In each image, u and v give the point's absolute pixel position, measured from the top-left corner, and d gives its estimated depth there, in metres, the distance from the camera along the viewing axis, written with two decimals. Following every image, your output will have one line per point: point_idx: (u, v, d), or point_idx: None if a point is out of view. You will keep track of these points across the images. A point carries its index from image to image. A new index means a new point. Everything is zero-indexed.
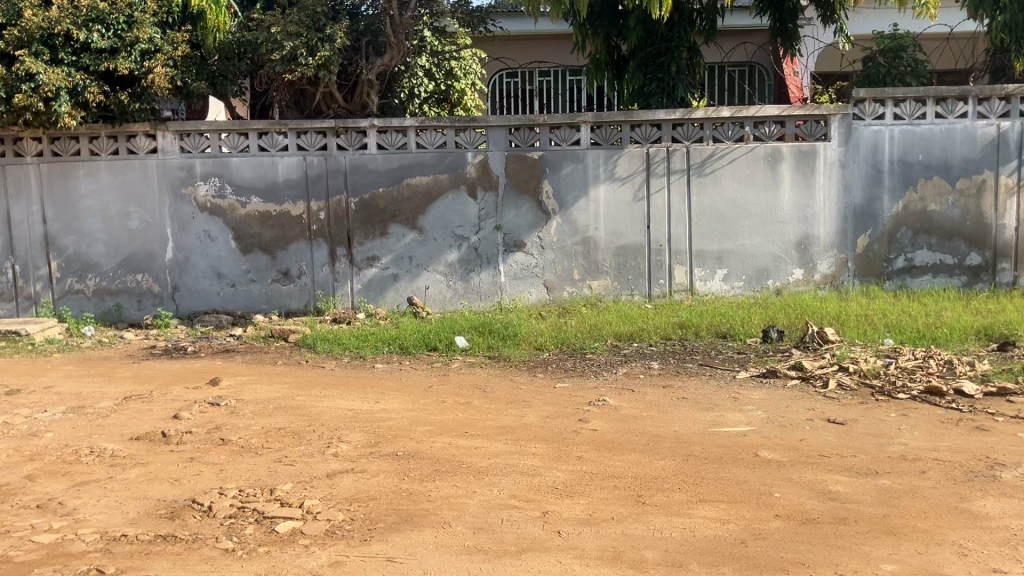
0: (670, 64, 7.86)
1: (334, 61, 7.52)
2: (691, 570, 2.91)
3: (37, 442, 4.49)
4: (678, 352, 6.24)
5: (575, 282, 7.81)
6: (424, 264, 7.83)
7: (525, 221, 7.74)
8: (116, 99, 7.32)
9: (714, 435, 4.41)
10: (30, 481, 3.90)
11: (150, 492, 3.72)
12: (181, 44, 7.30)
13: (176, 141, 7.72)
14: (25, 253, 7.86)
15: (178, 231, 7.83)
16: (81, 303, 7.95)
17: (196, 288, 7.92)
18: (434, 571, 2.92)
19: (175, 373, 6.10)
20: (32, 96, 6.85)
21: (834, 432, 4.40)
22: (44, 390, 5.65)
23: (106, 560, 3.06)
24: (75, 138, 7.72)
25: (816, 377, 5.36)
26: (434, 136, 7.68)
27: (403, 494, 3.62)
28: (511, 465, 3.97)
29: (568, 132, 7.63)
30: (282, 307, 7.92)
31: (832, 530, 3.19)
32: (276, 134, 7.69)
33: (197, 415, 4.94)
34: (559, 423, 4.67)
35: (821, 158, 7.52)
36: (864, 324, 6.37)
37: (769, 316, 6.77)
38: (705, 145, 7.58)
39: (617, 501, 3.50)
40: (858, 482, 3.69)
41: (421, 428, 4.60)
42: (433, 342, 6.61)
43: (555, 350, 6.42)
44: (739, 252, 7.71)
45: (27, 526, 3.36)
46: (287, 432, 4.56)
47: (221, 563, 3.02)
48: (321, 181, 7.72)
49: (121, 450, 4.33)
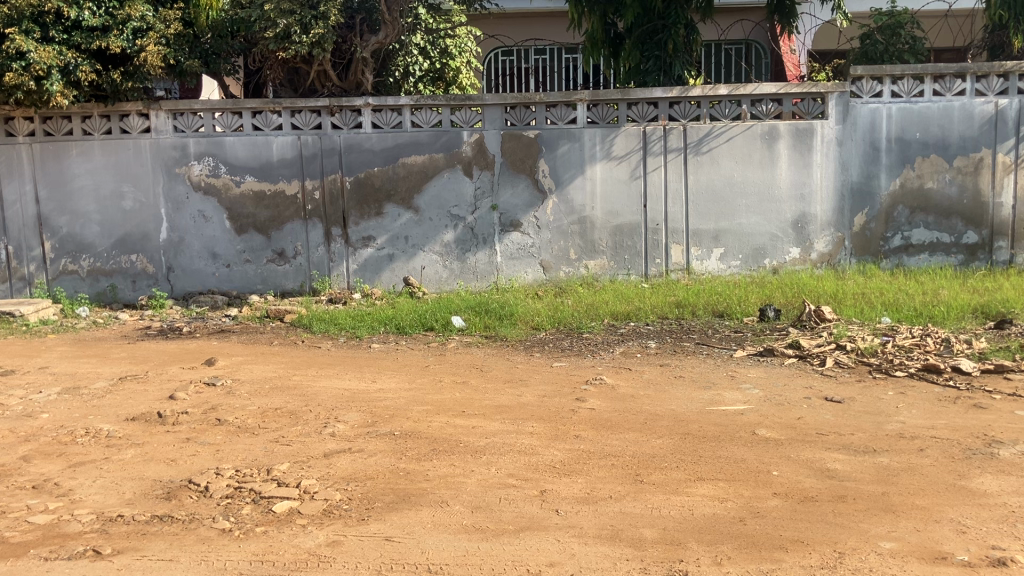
0: (667, 42, 7.82)
1: (328, 39, 7.45)
2: (689, 548, 2.90)
3: (32, 423, 4.46)
4: (675, 331, 6.22)
5: (571, 262, 7.78)
6: (420, 244, 7.79)
7: (522, 201, 7.70)
8: (108, 77, 7.26)
9: (711, 413, 4.41)
10: (25, 462, 3.88)
11: (146, 472, 3.71)
12: (172, 22, 7.27)
13: (170, 120, 7.64)
14: (18, 234, 7.81)
15: (172, 210, 7.78)
16: (76, 284, 7.91)
17: (191, 269, 7.89)
18: (433, 551, 2.91)
19: (170, 354, 6.06)
20: (22, 75, 6.77)
21: (833, 411, 4.40)
22: (39, 371, 5.63)
23: (102, 541, 3.05)
24: (67, 117, 7.65)
25: (813, 355, 5.36)
26: (429, 115, 7.62)
27: (400, 473, 3.61)
28: (509, 445, 3.96)
29: (565, 110, 7.58)
30: (277, 288, 7.89)
31: (830, 508, 3.19)
32: (269, 114, 7.63)
33: (193, 395, 4.92)
34: (556, 402, 4.67)
35: (818, 136, 7.49)
36: (861, 303, 6.36)
37: (766, 295, 6.75)
38: (702, 124, 7.54)
39: (615, 480, 3.50)
40: (856, 460, 3.68)
41: (419, 408, 4.58)
42: (429, 322, 6.58)
43: (552, 329, 6.41)
44: (735, 231, 7.68)
45: (23, 507, 3.35)
46: (283, 412, 4.54)
47: (219, 543, 3.01)
48: (315, 160, 7.66)
49: (117, 430, 4.31)
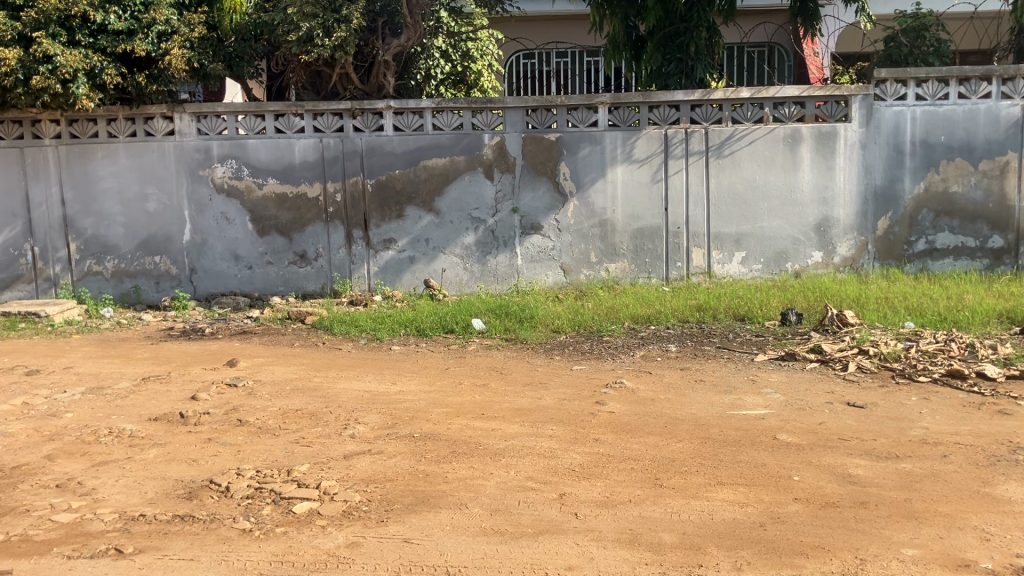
0: (689, 45, 7.78)
1: (350, 42, 7.49)
2: (708, 553, 2.89)
3: (56, 422, 4.51)
4: (696, 335, 6.20)
5: (591, 265, 7.77)
6: (441, 246, 7.81)
7: (542, 203, 7.70)
8: (133, 80, 7.32)
9: (732, 418, 4.38)
10: (49, 461, 3.92)
11: (168, 472, 3.73)
12: (197, 26, 7.32)
13: (193, 123, 7.70)
14: (44, 235, 7.90)
15: (195, 212, 7.84)
16: (100, 285, 7.99)
17: (214, 270, 7.95)
18: (452, 554, 2.91)
19: (192, 355, 6.10)
20: (49, 78, 6.85)
21: (855, 416, 4.37)
22: (63, 371, 5.69)
23: (124, 540, 3.08)
24: (93, 121, 7.74)
25: (835, 360, 5.32)
26: (450, 118, 7.63)
27: (419, 475, 3.62)
28: (528, 448, 3.96)
29: (586, 113, 7.57)
30: (299, 289, 7.93)
31: (852, 514, 3.16)
32: (292, 116, 7.68)
33: (215, 396, 4.95)
34: (576, 405, 4.66)
35: (841, 140, 7.44)
36: (884, 307, 6.31)
37: (788, 298, 6.72)
38: (724, 127, 7.51)
39: (634, 484, 3.49)
40: (878, 466, 3.65)
41: (438, 410, 4.59)
42: (449, 324, 6.59)
43: (572, 333, 6.39)
44: (757, 234, 7.64)
45: (46, 506, 3.38)
46: (304, 413, 4.56)
47: (239, 543, 3.02)
48: (337, 163, 7.69)
49: (139, 430, 4.34)
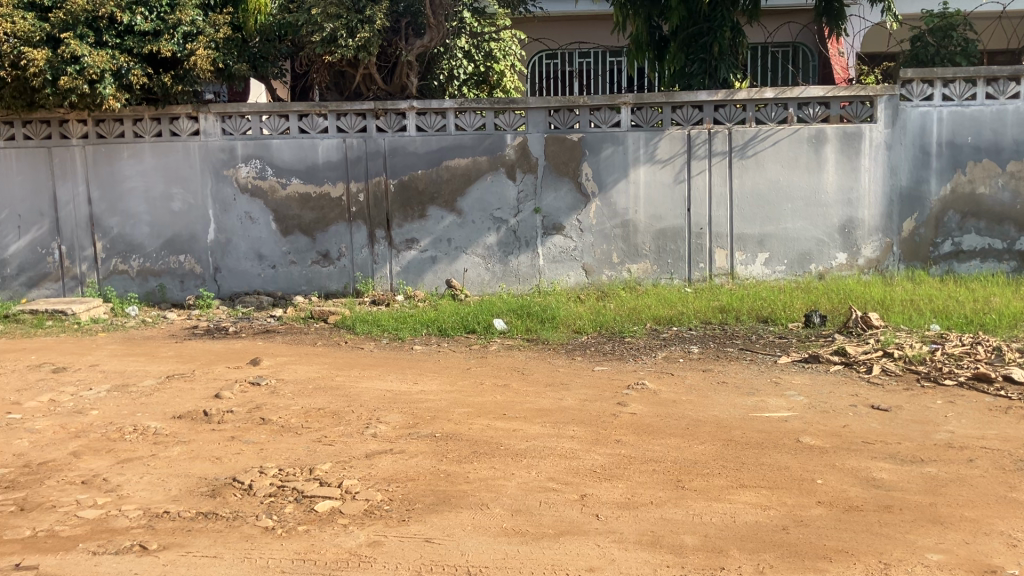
0: (713, 45, 7.74)
1: (374, 43, 7.52)
2: (730, 556, 2.87)
3: (82, 419, 4.56)
4: (719, 337, 6.17)
5: (613, 265, 7.76)
6: (463, 246, 7.82)
7: (565, 204, 7.69)
8: (159, 81, 7.39)
9: (755, 420, 4.36)
10: (75, 457, 3.96)
11: (192, 469, 3.76)
12: (222, 26, 7.38)
13: (218, 123, 7.75)
14: (71, 234, 7.99)
15: (220, 212, 7.90)
16: (125, 283, 8.06)
17: (237, 269, 8.00)
18: (473, 554, 2.91)
19: (216, 354, 6.15)
20: (77, 79, 6.93)
21: (879, 419, 4.33)
22: (89, 368, 5.75)
23: (149, 536, 3.10)
24: (119, 121, 7.81)
25: (859, 363, 5.28)
26: (473, 118, 7.64)
27: (441, 474, 3.63)
28: (550, 448, 3.95)
29: (608, 113, 7.56)
30: (322, 289, 7.97)
31: (876, 518, 3.13)
32: (316, 116, 7.72)
33: (238, 394, 4.99)
34: (597, 406, 4.65)
35: (866, 140, 7.38)
36: (910, 309, 6.26)
37: (812, 300, 6.67)
38: (747, 127, 7.47)
39: (656, 485, 3.48)
40: (903, 470, 3.62)
41: (460, 410, 4.60)
42: (471, 324, 6.60)
43: (594, 333, 6.38)
44: (781, 235, 7.59)
45: (72, 502, 3.42)
46: (326, 412, 4.59)
47: (261, 541, 3.04)
48: (360, 163, 7.73)
49: (164, 428, 4.38)
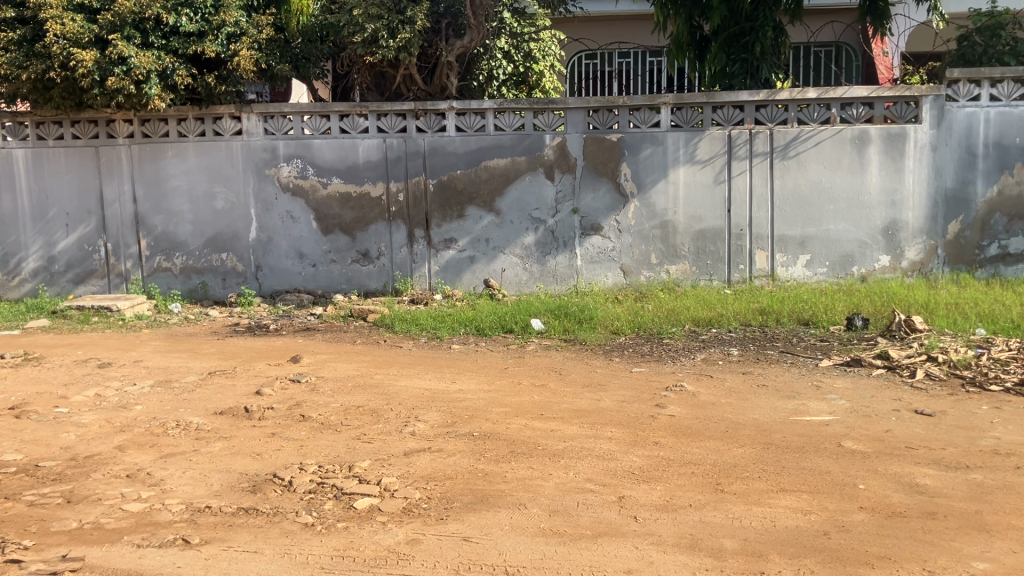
0: (755, 44, 7.67)
1: (415, 43, 7.55)
2: (770, 560, 2.85)
3: (127, 414, 4.64)
4: (759, 339, 6.11)
5: (652, 266, 7.72)
6: (501, 246, 7.83)
7: (603, 204, 7.67)
8: (203, 81, 7.50)
9: (796, 423, 4.32)
10: (120, 451, 4.03)
11: (233, 465, 3.81)
12: (265, 27, 7.46)
13: (261, 123, 7.84)
14: (117, 232, 8.13)
15: (261, 211, 7.98)
16: (169, 281, 8.18)
17: (278, 267, 8.09)
18: (511, 554, 2.92)
19: (257, 351, 6.22)
20: (123, 79, 7.04)
21: (922, 424, 4.27)
22: (133, 364, 5.84)
23: (191, 530, 3.15)
24: (164, 120, 7.93)
25: (902, 367, 5.20)
26: (512, 118, 7.65)
27: (479, 474, 3.64)
28: (587, 449, 3.95)
29: (648, 113, 7.52)
30: (361, 288, 8.03)
31: (920, 525, 3.09)
32: (357, 117, 7.78)
33: (279, 391, 5.04)
34: (636, 408, 4.63)
35: (910, 141, 7.28)
36: (954, 313, 6.15)
37: (854, 303, 6.59)
38: (789, 127, 7.40)
39: (695, 488, 3.46)
40: (948, 476, 3.56)
41: (497, 410, 4.60)
42: (509, 324, 6.61)
43: (632, 334, 6.36)
44: (823, 237, 7.51)
45: (117, 495, 3.48)
46: (365, 410, 4.62)
47: (301, 537, 3.07)
48: (400, 163, 7.77)
49: (206, 424, 4.44)
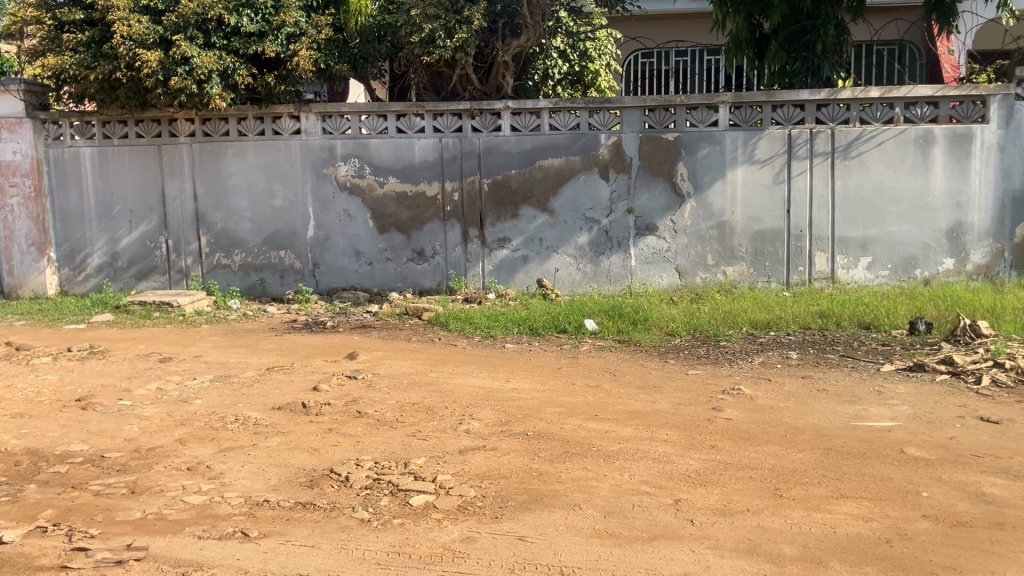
0: (816, 43, 7.54)
1: (472, 43, 7.57)
2: (831, 567, 2.79)
3: (188, 408, 4.72)
4: (818, 343, 6.00)
5: (708, 267, 7.64)
6: (555, 246, 7.81)
7: (659, 204, 7.61)
8: (263, 81, 7.61)
9: (856, 429, 4.23)
10: (181, 444, 4.11)
11: (291, 460, 3.86)
12: (324, 27, 7.55)
13: (319, 123, 7.93)
14: (178, 229, 8.29)
15: (319, 209, 8.07)
16: (228, 277, 8.32)
17: (335, 265, 8.17)
18: (566, 554, 2.90)
19: (314, 347, 6.29)
20: (186, 79, 7.17)
21: (989, 432, 4.15)
22: (193, 359, 5.95)
23: (250, 523, 3.19)
24: (224, 120, 8.06)
25: (967, 373, 5.07)
26: (568, 118, 7.63)
27: (534, 473, 3.63)
28: (643, 451, 3.91)
29: (705, 112, 7.45)
30: (416, 286, 8.08)
31: (987, 535, 3.00)
32: (413, 116, 7.82)
33: (335, 387, 5.09)
34: (692, 410, 4.58)
35: (977, 141, 7.10)
36: (1023, 318, 5.98)
37: (917, 307, 6.44)
38: (851, 127, 7.26)
39: (753, 493, 3.40)
40: (1016, 486, 3.45)
41: (552, 409, 4.59)
42: (562, 324, 6.59)
43: (687, 336, 6.30)
44: (885, 239, 7.36)
45: (179, 487, 3.55)
46: (420, 407, 4.64)
47: (357, 532, 3.09)
48: (456, 162, 7.80)
49: (264, 419, 4.50)
